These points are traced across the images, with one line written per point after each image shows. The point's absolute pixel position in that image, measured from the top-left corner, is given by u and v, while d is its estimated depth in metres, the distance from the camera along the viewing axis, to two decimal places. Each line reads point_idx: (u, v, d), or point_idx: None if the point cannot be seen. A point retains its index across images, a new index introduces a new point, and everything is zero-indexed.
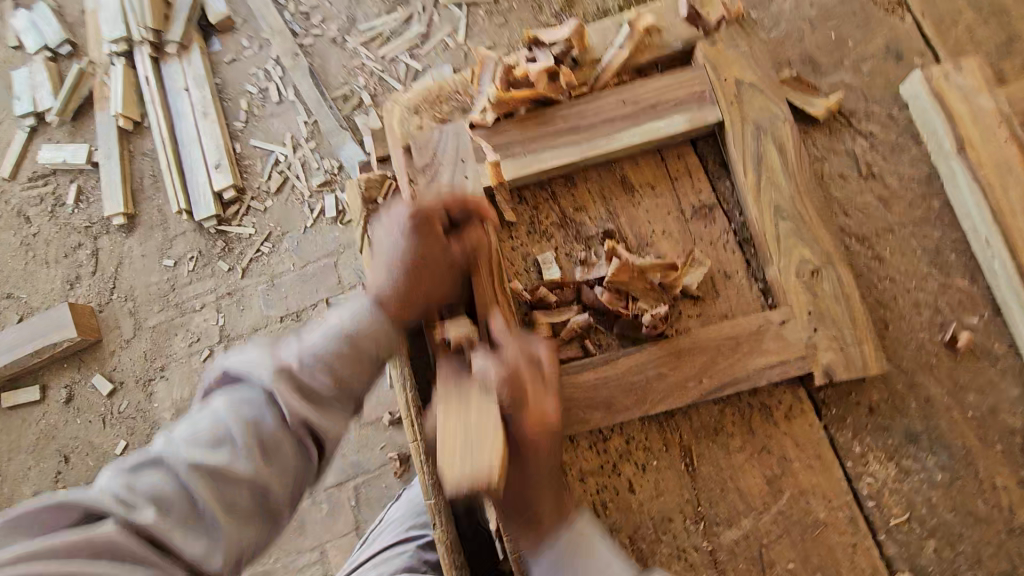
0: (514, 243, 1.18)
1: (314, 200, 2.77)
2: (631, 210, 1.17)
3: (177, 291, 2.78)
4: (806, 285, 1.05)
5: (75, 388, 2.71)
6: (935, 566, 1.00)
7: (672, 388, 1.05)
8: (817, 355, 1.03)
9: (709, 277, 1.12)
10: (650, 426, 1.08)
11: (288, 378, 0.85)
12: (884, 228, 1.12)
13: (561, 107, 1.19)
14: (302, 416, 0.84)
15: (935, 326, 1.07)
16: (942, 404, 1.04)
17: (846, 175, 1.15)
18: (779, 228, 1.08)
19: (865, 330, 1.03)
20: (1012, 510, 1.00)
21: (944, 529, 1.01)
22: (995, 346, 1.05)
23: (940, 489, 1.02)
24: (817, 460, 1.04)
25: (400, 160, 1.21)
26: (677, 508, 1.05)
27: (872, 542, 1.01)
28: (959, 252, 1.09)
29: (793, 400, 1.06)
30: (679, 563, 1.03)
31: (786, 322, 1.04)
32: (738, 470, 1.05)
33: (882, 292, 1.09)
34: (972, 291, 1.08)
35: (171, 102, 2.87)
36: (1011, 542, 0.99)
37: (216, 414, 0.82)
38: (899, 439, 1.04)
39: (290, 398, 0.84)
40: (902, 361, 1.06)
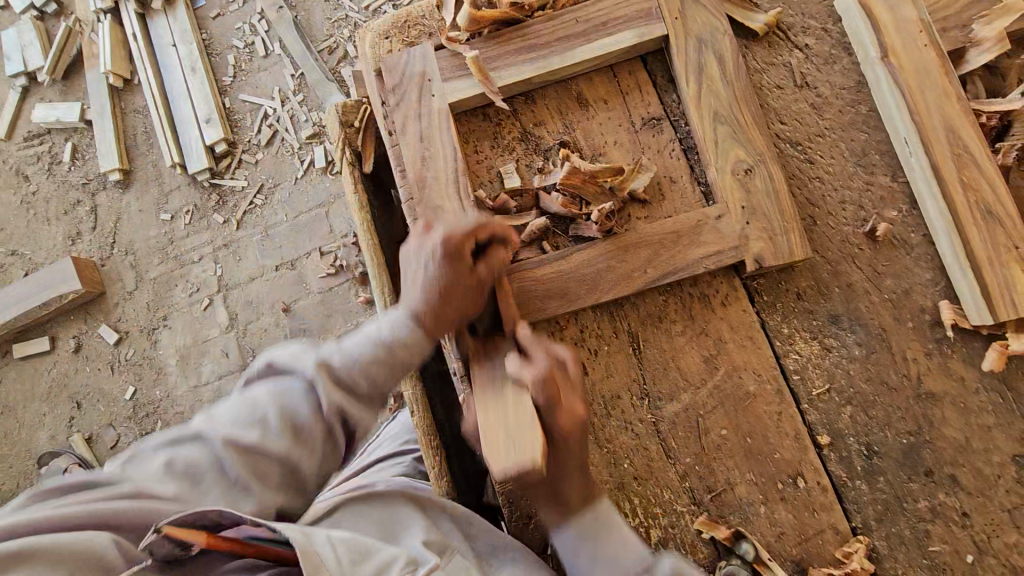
0: (478, 158, 1.28)
1: (304, 150, 2.87)
2: (586, 123, 1.27)
3: (175, 243, 2.90)
4: (740, 184, 1.16)
5: (84, 336, 2.86)
6: (851, 429, 1.14)
7: (620, 279, 1.16)
8: (749, 246, 1.14)
9: (655, 183, 1.22)
10: (603, 316, 1.20)
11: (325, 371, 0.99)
12: (815, 133, 1.22)
13: (520, 26, 1.26)
14: (337, 404, 0.97)
15: (858, 220, 1.18)
16: (861, 288, 1.16)
17: (783, 86, 1.24)
18: (717, 133, 1.18)
19: (792, 223, 1.14)
20: (919, 378, 1.13)
21: (859, 397, 1.14)
22: (911, 236, 1.17)
23: (857, 363, 1.15)
24: (750, 341, 1.17)
25: (371, 83, 1.32)
26: (626, 386, 1.18)
27: (796, 410, 1.14)
28: (883, 152, 1.20)
29: (729, 289, 1.18)
30: (626, 432, 1.17)
31: (722, 217, 1.15)
32: (679, 352, 1.18)
33: (812, 191, 1.20)
34: (892, 188, 1.18)
35: (160, 57, 3.03)
36: (917, 404, 1.12)
37: (260, 401, 0.96)
38: (823, 321, 1.17)
39: (330, 390, 0.97)
40: (827, 252, 1.18)
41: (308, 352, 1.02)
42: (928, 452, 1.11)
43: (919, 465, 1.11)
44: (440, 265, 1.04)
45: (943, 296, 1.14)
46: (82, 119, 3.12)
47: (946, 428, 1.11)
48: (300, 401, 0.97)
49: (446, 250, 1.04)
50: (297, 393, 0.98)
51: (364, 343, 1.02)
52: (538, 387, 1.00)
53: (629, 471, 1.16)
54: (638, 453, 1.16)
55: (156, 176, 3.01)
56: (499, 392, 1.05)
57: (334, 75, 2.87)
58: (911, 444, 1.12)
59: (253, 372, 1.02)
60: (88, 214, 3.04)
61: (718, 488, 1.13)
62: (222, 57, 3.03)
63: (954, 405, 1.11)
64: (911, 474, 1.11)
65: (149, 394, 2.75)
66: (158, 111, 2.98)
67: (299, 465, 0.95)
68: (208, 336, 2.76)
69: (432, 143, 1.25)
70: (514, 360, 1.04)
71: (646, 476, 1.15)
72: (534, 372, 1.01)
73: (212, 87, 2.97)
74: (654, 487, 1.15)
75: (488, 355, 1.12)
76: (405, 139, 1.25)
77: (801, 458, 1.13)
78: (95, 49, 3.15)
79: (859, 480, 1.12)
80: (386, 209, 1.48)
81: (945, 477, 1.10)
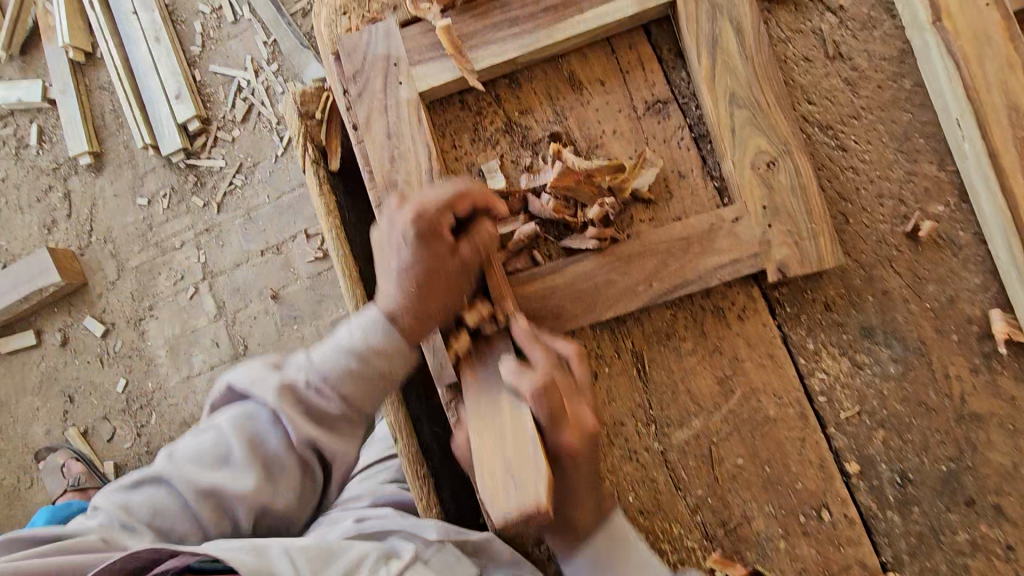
0: (457, 154, 1.11)
1: (282, 127, 2.66)
2: (580, 109, 1.09)
3: (154, 230, 2.75)
4: (762, 179, 0.99)
5: (69, 331, 2.75)
6: (882, 455, 1.01)
7: (623, 294, 1.02)
8: (771, 252, 0.99)
9: (662, 179, 1.06)
10: (603, 336, 1.06)
11: (289, 393, 1.01)
12: (849, 114, 1.04)
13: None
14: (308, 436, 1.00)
15: (897, 217, 1.02)
16: (899, 296, 1.02)
17: (812, 58, 1.05)
18: (735, 118, 1.00)
19: (821, 224, 0.98)
20: (963, 398, 1.00)
21: (893, 420, 1.01)
22: (959, 234, 1.01)
23: (891, 381, 1.01)
24: (770, 359, 1.03)
25: (330, 68, 1.13)
26: (629, 412, 1.06)
27: (821, 435, 1.02)
28: (928, 135, 1.02)
29: (746, 300, 1.04)
30: (631, 463, 1.05)
31: (740, 219, 0.99)
32: (690, 373, 1.05)
33: (844, 184, 1.03)
34: (938, 177, 1.01)
35: (121, 26, 2.80)
36: (959, 427, 1.00)
37: (223, 436, 1.02)
38: (854, 334, 1.02)
39: (293, 418, 0.99)
40: (860, 255, 1.02)
41: (269, 374, 1.04)
42: (969, 480, 0.99)
43: (959, 494, 0.99)
44: (414, 248, 0.96)
45: (994, 305, 0.99)
46: (46, 99, 2.91)
47: (991, 454, 0.99)
48: (267, 430, 1.01)
49: (421, 231, 0.95)
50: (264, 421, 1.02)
51: (336, 353, 1.01)
52: (537, 402, 0.88)
53: (634, 505, 1.05)
54: (644, 486, 1.05)
55: (129, 158, 2.83)
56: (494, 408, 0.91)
57: (309, 42, 2.63)
58: (950, 471, 1.00)
59: (218, 399, 1.10)
60: (61, 201, 2.88)
61: (732, 522, 1.03)
62: (188, 24, 2.79)
63: (1002, 429, 0.98)
64: (949, 505, 0.99)
65: (140, 388, 2.66)
66: (124, 84, 2.77)
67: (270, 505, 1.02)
68: (196, 327, 2.65)
69: (403, 140, 1.08)
70: (511, 365, 0.92)
71: (654, 512, 1.04)
72: (534, 381, 0.89)
73: (180, 59, 2.74)
74: (662, 523, 1.04)
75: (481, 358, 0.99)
76: (373, 135, 1.08)
77: (826, 488, 1.01)
78: (51, 20, 2.90)
79: (890, 511, 1.01)
80: (359, 210, 1.32)
81: (988, 508, 0.98)
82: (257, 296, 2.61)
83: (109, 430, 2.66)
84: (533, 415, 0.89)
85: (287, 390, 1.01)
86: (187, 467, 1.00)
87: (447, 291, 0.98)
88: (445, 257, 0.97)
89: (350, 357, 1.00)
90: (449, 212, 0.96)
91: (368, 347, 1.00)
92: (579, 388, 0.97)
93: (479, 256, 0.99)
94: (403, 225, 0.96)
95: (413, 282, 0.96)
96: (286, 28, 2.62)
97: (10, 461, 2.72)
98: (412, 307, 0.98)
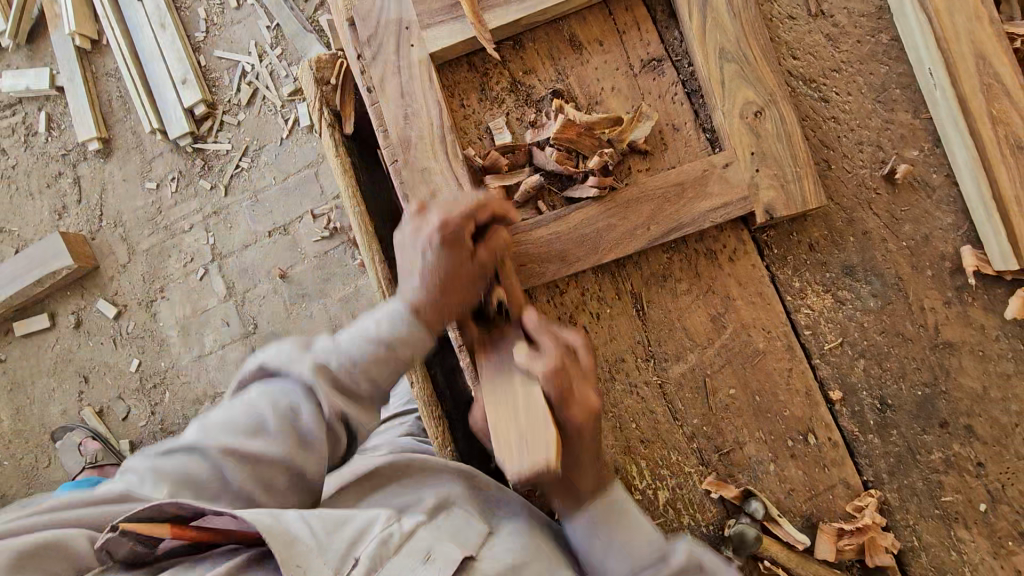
0: (465, 113, 1.18)
1: (287, 109, 2.72)
2: (580, 68, 1.16)
3: (164, 212, 2.82)
4: (750, 128, 1.07)
5: (84, 311, 2.83)
6: (864, 383, 1.10)
7: (622, 238, 1.09)
8: (759, 195, 1.07)
9: (657, 132, 1.13)
10: (603, 279, 1.14)
11: (321, 372, 0.90)
12: (831, 68, 1.11)
13: None
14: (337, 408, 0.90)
15: (876, 163, 1.10)
16: (878, 236, 1.10)
17: (796, 16, 1.13)
18: (725, 72, 1.08)
19: (806, 168, 1.06)
20: (936, 327, 1.08)
21: (873, 350, 1.10)
22: (932, 176, 1.09)
23: (871, 314, 1.10)
24: (759, 297, 1.11)
25: (344, 33, 1.20)
26: (629, 349, 1.14)
27: (807, 365, 1.10)
28: (905, 86, 1.10)
29: (737, 242, 1.12)
30: (632, 396, 1.13)
31: (730, 165, 1.07)
32: (685, 311, 1.13)
33: (826, 133, 1.11)
34: (914, 124, 1.09)
35: (126, 13, 2.85)
36: (933, 355, 1.08)
37: (255, 405, 0.90)
38: (836, 273, 1.10)
39: (330, 394, 0.89)
40: (842, 199, 1.10)
41: (301, 355, 0.93)
42: (943, 403, 1.08)
43: (934, 417, 1.08)
44: (438, 253, 0.95)
45: (964, 241, 1.08)
46: (54, 86, 2.98)
47: (963, 378, 1.07)
48: (302, 406, 0.90)
49: (445, 237, 0.96)
50: (297, 396, 0.90)
51: (360, 340, 0.92)
52: (548, 379, 0.92)
53: (635, 434, 1.13)
54: (644, 417, 1.13)
55: (137, 142, 2.90)
56: (508, 390, 0.96)
57: (312, 25, 2.69)
58: (926, 395, 1.08)
59: (246, 376, 0.96)
60: (71, 186, 2.94)
61: (726, 448, 1.11)
62: (192, 10, 2.84)
63: (972, 355, 1.07)
64: (925, 426, 1.08)
65: (154, 365, 2.74)
66: (130, 69, 2.83)
67: (303, 470, 0.90)
68: (207, 305, 2.72)
69: (415, 99, 1.15)
70: (524, 352, 0.96)
71: (653, 440, 1.13)
72: (546, 365, 0.92)
73: (185, 44, 2.80)
74: (661, 450, 1.13)
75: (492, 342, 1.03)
76: (386, 94, 1.16)
77: (812, 414, 1.10)
78: (57, 9, 2.96)
79: (871, 434, 1.09)
80: (372, 172, 1.39)
81: (960, 428, 1.07)
82: (266, 274, 2.68)
83: (125, 406, 2.74)
84: (543, 393, 0.93)
85: (321, 370, 0.91)
86: (219, 433, 0.87)
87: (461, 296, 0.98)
88: (465, 260, 0.97)
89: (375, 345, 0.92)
90: (471, 221, 0.98)
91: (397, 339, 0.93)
92: (586, 375, 0.96)
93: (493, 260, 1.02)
94: (428, 234, 0.97)
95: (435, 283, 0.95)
96: (289, 11, 2.68)
97: (30, 439, 2.80)
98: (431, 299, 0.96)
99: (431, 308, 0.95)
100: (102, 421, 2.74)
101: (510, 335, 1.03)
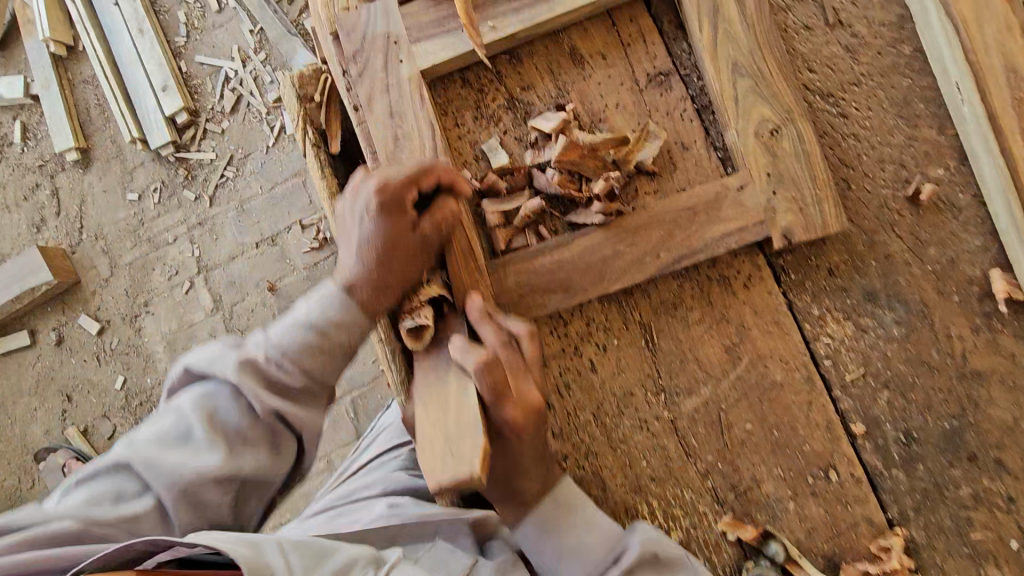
0: (461, 132, 1.11)
1: (273, 117, 2.63)
2: (582, 84, 1.09)
3: (145, 225, 2.72)
4: (765, 147, 1.00)
5: (64, 329, 2.72)
6: (887, 415, 1.04)
7: (631, 265, 1.02)
8: (775, 218, 1.00)
9: (666, 151, 1.06)
10: (611, 308, 1.08)
11: (248, 369, 0.87)
12: (849, 81, 1.05)
13: None
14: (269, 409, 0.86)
15: (899, 182, 1.04)
16: (901, 260, 1.03)
17: (812, 26, 1.06)
18: (738, 87, 1.01)
19: (825, 189, 1.00)
20: (964, 356, 1.02)
21: (897, 380, 1.03)
22: (958, 197, 1.02)
23: (895, 343, 1.03)
24: (776, 326, 1.05)
25: (329, 47, 1.12)
26: (639, 382, 1.08)
27: (828, 398, 1.04)
28: (928, 100, 1.03)
29: (751, 268, 1.05)
30: (643, 431, 1.07)
31: (745, 187, 1.01)
32: (698, 342, 1.06)
33: (844, 150, 1.05)
34: (938, 140, 1.03)
35: (103, 18, 2.74)
36: (960, 386, 1.02)
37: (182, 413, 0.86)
38: (857, 298, 1.04)
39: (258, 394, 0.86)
40: (863, 220, 1.04)
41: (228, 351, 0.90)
42: (972, 436, 1.02)
43: (962, 451, 1.02)
44: (379, 219, 0.93)
45: (993, 264, 1.01)
46: (29, 94, 2.86)
47: (992, 410, 1.01)
48: (226, 403, 0.87)
49: (383, 203, 0.93)
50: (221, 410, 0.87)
51: (292, 328, 0.89)
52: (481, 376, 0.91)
53: (646, 472, 1.07)
54: (655, 454, 1.07)
55: (117, 152, 2.79)
56: (444, 373, 0.97)
57: (297, 29, 2.60)
58: (953, 428, 1.02)
59: (174, 383, 0.92)
60: (49, 198, 2.83)
61: (742, 486, 1.05)
62: (172, 14, 2.74)
63: (1002, 385, 1.01)
64: (952, 461, 1.02)
65: (139, 383, 2.64)
66: (109, 77, 2.73)
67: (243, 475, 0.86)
68: (193, 321, 2.62)
69: (406, 119, 1.07)
70: (460, 344, 0.95)
71: (665, 478, 1.07)
72: (478, 359, 0.91)
73: (165, 50, 2.69)
74: (674, 488, 1.06)
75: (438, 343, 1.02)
76: (375, 115, 1.08)
77: (833, 449, 1.04)
78: (31, 14, 2.85)
79: (895, 469, 1.03)
80: None
81: (990, 462, 1.01)
82: (253, 287, 2.58)
83: (110, 426, 2.63)
84: (477, 389, 0.93)
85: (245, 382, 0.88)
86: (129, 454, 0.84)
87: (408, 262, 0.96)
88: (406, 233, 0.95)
89: (310, 333, 0.89)
90: (412, 185, 0.95)
91: (330, 321, 0.90)
92: (527, 365, 0.98)
93: (441, 234, 0.98)
94: (368, 197, 0.94)
95: (374, 253, 0.93)
96: (273, 15, 2.59)
97: (11, 462, 2.70)
98: (370, 275, 0.93)
99: (366, 286, 0.93)
100: (86, 443, 2.63)
101: (455, 331, 1.01)
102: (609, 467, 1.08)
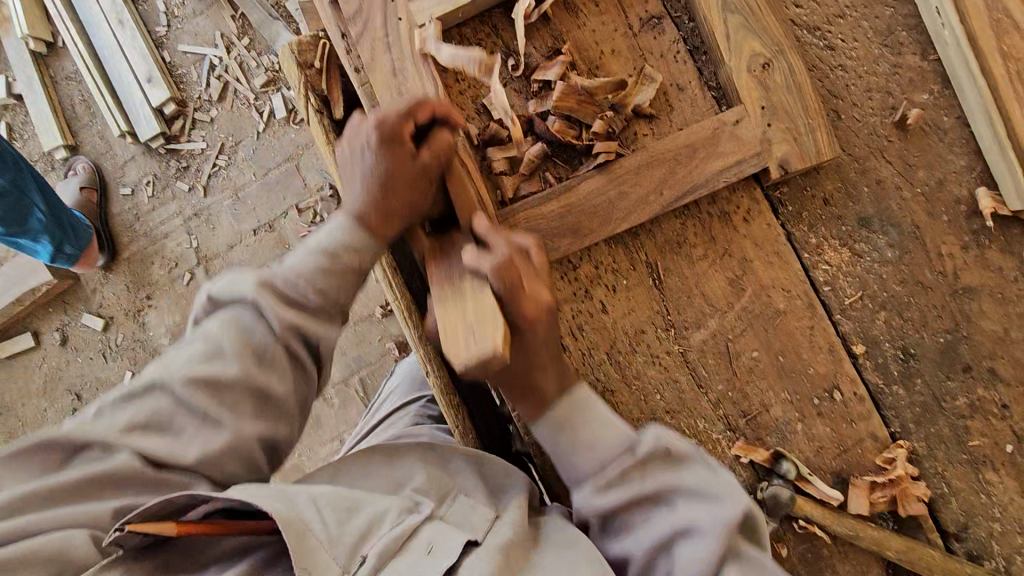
0: (461, 86, 1.13)
1: None
2: (577, 32, 1.11)
3: (140, 220, 2.50)
4: (758, 81, 1.03)
5: (67, 328, 2.46)
6: (886, 335, 1.09)
7: (636, 203, 1.06)
8: (772, 151, 1.04)
9: (662, 93, 1.09)
10: (618, 249, 1.12)
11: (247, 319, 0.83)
12: (835, 14, 1.08)
13: None
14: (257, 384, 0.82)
15: (886, 110, 1.07)
16: (893, 185, 1.08)
17: None
18: (728, 25, 1.04)
19: (818, 119, 1.03)
20: (955, 273, 1.07)
21: (894, 301, 1.08)
22: (943, 119, 1.06)
23: (890, 265, 1.08)
24: (777, 257, 1.09)
25: (325, 13, 1.12)
26: (649, 320, 1.12)
27: (829, 322, 1.09)
28: (911, 27, 1.07)
29: (750, 202, 1.09)
30: (655, 367, 1.12)
31: (740, 122, 1.04)
32: (702, 277, 1.11)
33: (834, 82, 1.08)
34: (923, 67, 1.06)
35: None
36: (953, 302, 1.07)
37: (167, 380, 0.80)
38: (853, 225, 1.09)
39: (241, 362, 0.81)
40: (855, 150, 1.08)
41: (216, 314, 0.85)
42: (965, 347, 1.07)
43: (957, 362, 1.08)
44: (378, 150, 0.87)
45: (979, 184, 1.06)
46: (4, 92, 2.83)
47: (983, 321, 1.07)
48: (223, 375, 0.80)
49: (381, 135, 0.87)
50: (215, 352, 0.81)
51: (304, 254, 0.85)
52: (496, 276, 0.81)
53: (661, 405, 1.12)
54: (667, 386, 1.12)
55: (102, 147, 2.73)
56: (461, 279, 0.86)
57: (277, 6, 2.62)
58: (948, 342, 1.08)
59: (199, 314, 0.87)
60: None
61: (753, 411, 1.10)
62: None
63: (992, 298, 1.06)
64: (948, 373, 1.08)
65: None
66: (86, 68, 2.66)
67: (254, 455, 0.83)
68: None
69: (407, 76, 1.09)
70: (469, 251, 0.84)
71: (678, 410, 1.11)
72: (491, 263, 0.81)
73: None
74: (687, 419, 1.11)
75: (445, 253, 0.92)
76: (378, 73, 1.09)
77: (836, 371, 1.09)
78: None
79: (895, 385, 1.09)
80: None
81: (983, 370, 1.07)
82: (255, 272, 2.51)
83: None
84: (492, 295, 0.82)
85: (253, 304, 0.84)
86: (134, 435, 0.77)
87: (412, 190, 0.88)
88: (406, 163, 0.87)
89: None
90: (409, 122, 0.88)
91: (336, 247, 0.86)
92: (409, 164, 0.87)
93: (441, 165, 0.90)
94: (366, 133, 0.88)
95: (378, 187, 0.86)
96: None
97: None
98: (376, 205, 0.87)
99: (375, 212, 0.87)
100: None
101: (460, 244, 0.93)
102: (624, 403, 1.12)
